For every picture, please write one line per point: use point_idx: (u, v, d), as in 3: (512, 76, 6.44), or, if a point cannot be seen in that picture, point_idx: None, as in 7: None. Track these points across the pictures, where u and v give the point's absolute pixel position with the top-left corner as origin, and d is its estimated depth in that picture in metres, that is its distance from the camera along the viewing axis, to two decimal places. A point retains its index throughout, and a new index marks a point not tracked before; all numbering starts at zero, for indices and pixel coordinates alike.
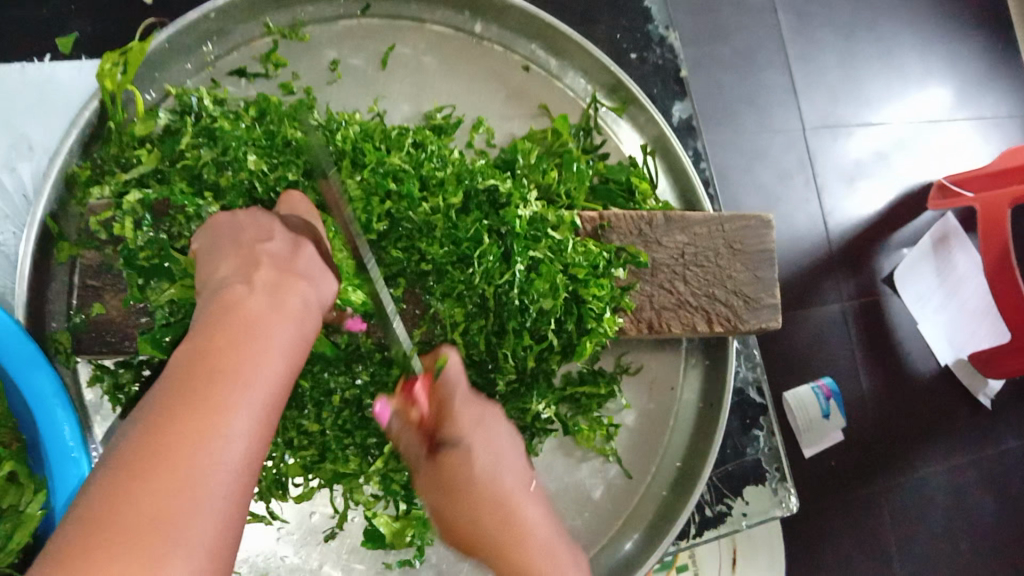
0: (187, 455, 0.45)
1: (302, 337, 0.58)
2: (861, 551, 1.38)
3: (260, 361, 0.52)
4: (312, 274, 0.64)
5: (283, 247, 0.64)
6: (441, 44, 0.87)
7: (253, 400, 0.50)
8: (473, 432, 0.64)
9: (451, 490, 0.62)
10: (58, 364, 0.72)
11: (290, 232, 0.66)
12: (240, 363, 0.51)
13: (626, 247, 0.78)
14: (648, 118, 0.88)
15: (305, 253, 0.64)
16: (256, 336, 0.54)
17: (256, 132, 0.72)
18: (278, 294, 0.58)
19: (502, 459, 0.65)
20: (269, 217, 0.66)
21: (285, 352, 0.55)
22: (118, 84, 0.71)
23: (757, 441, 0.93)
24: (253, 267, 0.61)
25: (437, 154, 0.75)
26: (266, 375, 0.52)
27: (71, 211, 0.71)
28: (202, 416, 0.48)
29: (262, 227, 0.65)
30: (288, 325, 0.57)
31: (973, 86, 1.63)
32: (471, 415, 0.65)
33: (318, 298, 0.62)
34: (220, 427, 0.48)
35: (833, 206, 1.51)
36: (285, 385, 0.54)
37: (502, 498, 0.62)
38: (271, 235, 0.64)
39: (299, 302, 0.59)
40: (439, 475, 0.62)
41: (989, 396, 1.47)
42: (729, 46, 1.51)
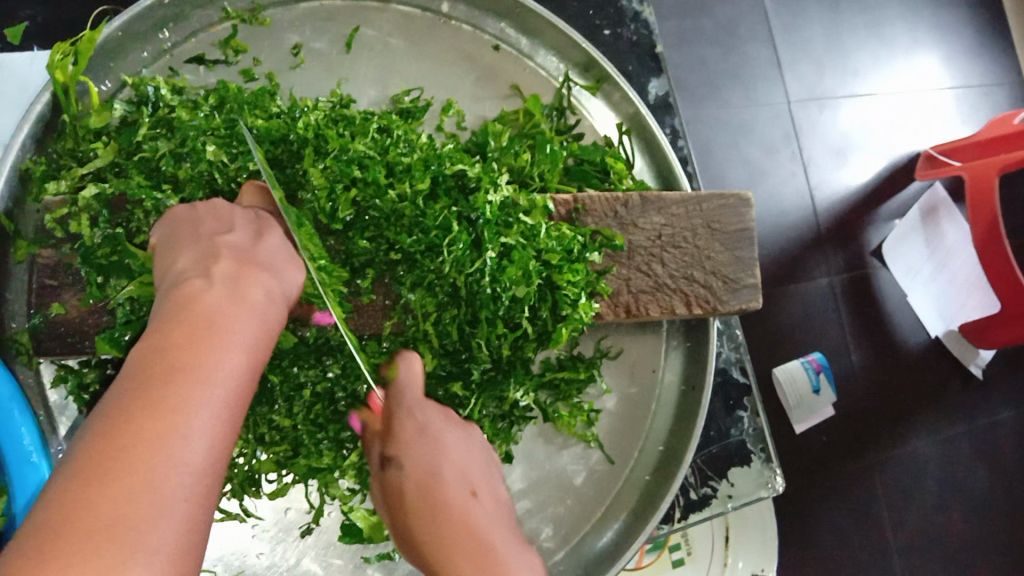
0: (144, 459, 0.44)
1: (266, 329, 0.56)
2: (852, 526, 1.38)
3: (222, 356, 0.50)
4: (276, 265, 0.61)
5: (244, 239, 0.61)
6: (407, 24, 0.84)
7: (214, 397, 0.48)
8: (419, 440, 0.66)
9: (399, 508, 0.64)
10: (19, 366, 0.71)
11: (251, 222, 0.63)
12: (200, 358, 0.49)
13: (601, 230, 0.76)
14: (623, 96, 0.86)
15: (269, 242, 0.62)
16: (218, 329, 0.52)
17: (216, 121, 0.69)
18: (241, 284, 0.56)
19: (449, 462, 0.65)
20: (230, 209, 0.64)
21: (249, 345, 0.53)
22: (70, 76, 0.68)
23: (741, 422, 0.91)
24: (212, 258, 0.58)
25: (403, 139, 0.73)
26: (228, 371, 0.50)
27: (27, 207, 0.70)
28: (160, 415, 0.46)
29: (223, 218, 0.62)
30: (252, 317, 0.55)
31: (960, 53, 1.60)
32: (412, 426, 0.67)
33: (282, 288, 0.60)
34: (180, 427, 0.46)
35: (819, 180, 1.49)
36: (249, 379, 0.52)
37: (440, 504, 0.63)
38: (231, 225, 0.62)
39: (262, 293, 0.57)
40: (390, 492, 0.65)
41: (980, 365, 1.46)
42: (711, 18, 1.48)
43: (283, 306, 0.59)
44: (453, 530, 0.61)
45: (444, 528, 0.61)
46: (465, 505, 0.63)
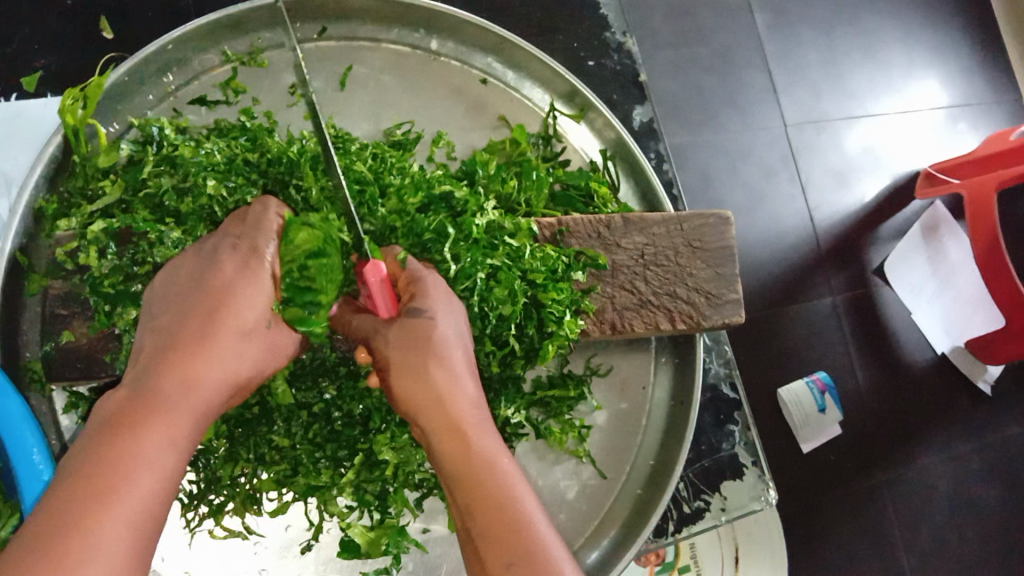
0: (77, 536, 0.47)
1: (193, 422, 0.57)
2: (865, 546, 1.37)
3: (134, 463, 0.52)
4: (217, 321, 0.60)
5: (186, 302, 0.61)
6: (399, 62, 0.89)
7: (126, 511, 0.50)
8: (442, 305, 0.66)
9: (413, 348, 0.63)
10: (34, 393, 0.74)
11: (197, 273, 0.63)
12: (115, 471, 0.51)
13: (584, 251, 0.79)
14: (605, 122, 0.90)
15: (210, 289, 0.62)
16: (134, 436, 0.53)
17: (215, 156, 0.73)
18: (169, 379, 0.57)
19: (463, 337, 0.66)
20: (179, 271, 0.64)
21: (170, 448, 0.54)
22: (80, 120, 0.72)
23: (731, 436, 0.94)
24: (148, 347, 0.59)
25: (396, 168, 0.77)
26: (142, 482, 0.51)
27: (41, 243, 0.74)
28: (67, 538, 0.47)
29: (172, 288, 0.63)
30: (175, 415, 0.55)
31: (954, 73, 1.63)
32: (440, 289, 0.67)
33: (224, 351, 0.60)
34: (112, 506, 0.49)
35: (817, 202, 1.51)
36: (168, 483, 0.53)
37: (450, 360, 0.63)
38: (178, 292, 0.62)
39: (205, 345, 0.59)
40: (402, 333, 0.64)
41: (989, 381, 1.47)
42: (706, 46, 1.51)
43: (228, 380, 0.60)
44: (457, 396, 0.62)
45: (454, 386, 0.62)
46: (466, 373, 0.64)
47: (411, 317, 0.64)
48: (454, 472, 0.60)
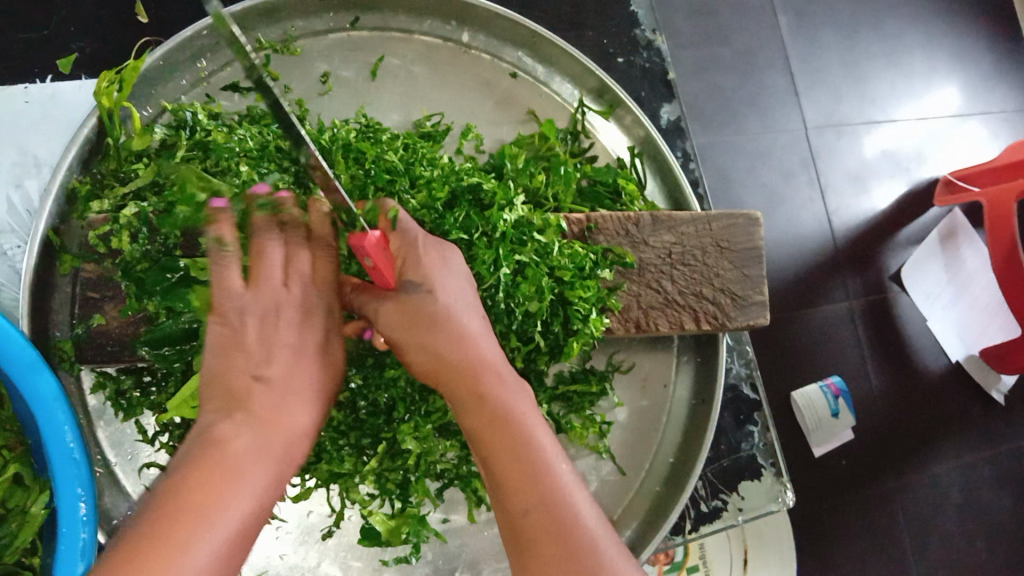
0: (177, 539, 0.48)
1: (286, 466, 0.58)
2: (874, 551, 1.37)
3: (227, 501, 0.52)
4: (305, 391, 0.62)
5: (284, 359, 0.61)
6: (430, 54, 0.89)
7: (234, 519, 0.52)
8: (437, 275, 0.65)
9: (424, 325, 0.63)
10: (62, 372, 0.74)
11: (298, 336, 0.63)
12: (213, 485, 0.52)
13: (612, 248, 0.79)
14: (635, 119, 0.90)
15: (308, 358, 0.63)
16: (244, 450, 0.55)
17: (248, 143, 0.74)
18: (268, 436, 0.57)
19: (468, 306, 0.65)
20: (275, 318, 0.63)
21: (271, 470, 0.56)
22: (115, 101, 0.73)
23: (751, 437, 0.94)
24: (248, 390, 0.59)
25: (426, 159, 0.77)
26: (234, 523, 0.51)
27: (72, 224, 0.74)
28: (179, 529, 0.49)
29: (269, 335, 0.62)
30: (265, 463, 0.56)
31: (977, 80, 1.63)
32: (433, 255, 0.66)
33: (306, 416, 0.61)
34: (211, 516, 0.50)
35: (837, 205, 1.51)
36: (268, 496, 0.55)
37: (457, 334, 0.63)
38: (275, 342, 0.62)
39: (308, 368, 0.62)
40: (407, 314, 0.64)
41: (1002, 391, 1.46)
42: (729, 47, 1.51)
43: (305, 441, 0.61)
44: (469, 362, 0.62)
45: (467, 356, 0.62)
46: (477, 340, 0.64)
47: (411, 295, 0.64)
48: (478, 433, 0.60)
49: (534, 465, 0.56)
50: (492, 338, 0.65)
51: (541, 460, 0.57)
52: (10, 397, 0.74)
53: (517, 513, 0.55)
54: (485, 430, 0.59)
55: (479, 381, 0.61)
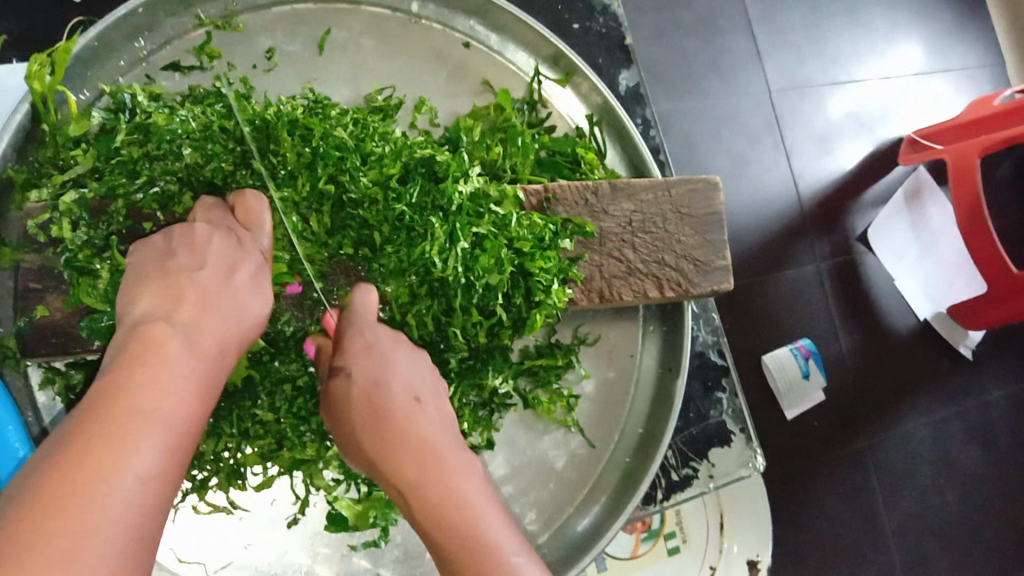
0: (137, 394, 0.52)
1: (223, 353, 0.61)
2: (848, 511, 1.38)
3: (171, 385, 0.54)
4: (238, 300, 0.64)
5: (217, 272, 0.64)
6: (378, 25, 0.87)
7: (186, 379, 0.55)
8: (373, 349, 0.68)
9: (358, 421, 0.65)
10: (8, 370, 0.72)
11: (228, 256, 0.66)
12: (159, 353, 0.55)
13: (572, 219, 0.78)
14: (592, 87, 0.88)
15: (240, 279, 0.65)
16: (186, 327, 0.59)
17: (191, 123, 0.70)
18: (201, 338, 0.59)
19: (398, 359, 0.68)
20: (207, 237, 0.65)
21: (212, 346, 0.59)
22: (47, 85, 0.70)
23: (720, 404, 0.94)
24: (181, 294, 0.61)
25: (377, 134, 0.74)
26: (174, 414, 0.53)
27: (9, 216, 0.71)
28: (136, 386, 0.52)
29: (200, 253, 0.64)
30: (204, 355, 0.58)
31: (938, 37, 1.62)
32: (361, 342, 0.69)
33: (240, 323, 0.63)
34: (166, 376, 0.54)
35: (801, 168, 1.50)
36: (214, 376, 0.59)
37: (388, 416, 0.65)
38: (208, 253, 0.64)
39: (240, 278, 0.65)
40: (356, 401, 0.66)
41: (970, 346, 1.47)
42: (689, 11, 1.49)
43: (235, 355, 0.63)
44: (398, 438, 0.63)
45: (392, 435, 0.64)
46: (414, 417, 0.65)
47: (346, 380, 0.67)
48: (374, 447, 0.64)
49: (429, 451, 0.63)
50: (420, 368, 0.69)
51: (439, 460, 0.62)
52: None
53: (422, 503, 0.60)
54: (419, 506, 0.60)
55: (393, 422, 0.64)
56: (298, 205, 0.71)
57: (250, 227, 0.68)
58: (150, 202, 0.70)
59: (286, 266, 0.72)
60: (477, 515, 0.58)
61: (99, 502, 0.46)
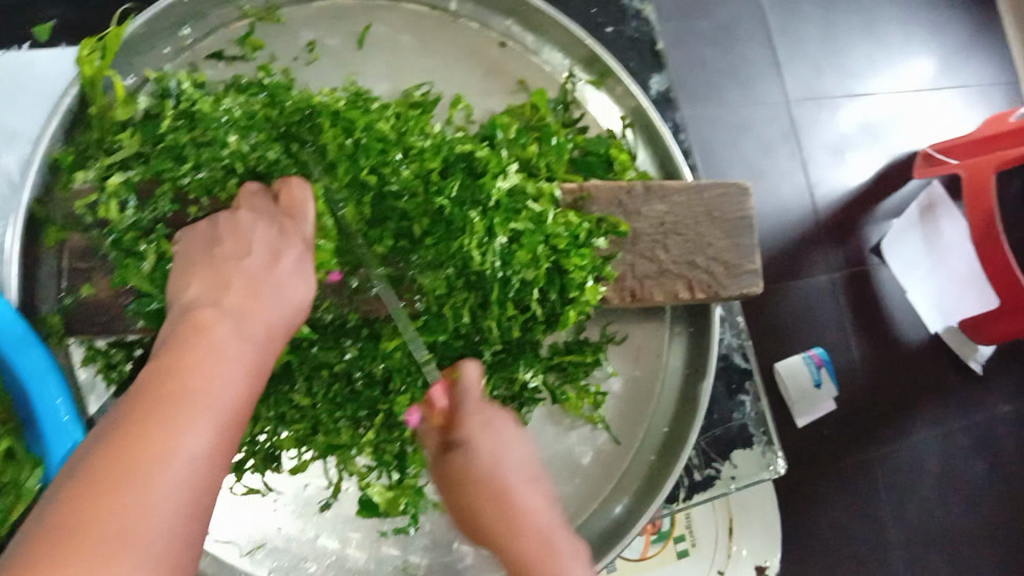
0: (191, 375, 0.54)
1: (271, 338, 0.62)
2: (856, 520, 1.39)
3: (222, 367, 0.56)
4: (283, 287, 0.65)
5: (262, 260, 0.65)
6: (417, 22, 0.88)
7: (238, 362, 0.57)
8: (483, 429, 0.71)
9: (468, 507, 0.71)
10: (51, 347, 0.72)
11: (272, 242, 0.66)
12: (210, 338, 0.57)
13: (606, 218, 0.78)
14: (626, 90, 0.88)
15: (285, 265, 0.66)
16: (234, 314, 0.60)
17: (235, 112, 0.72)
18: (248, 323, 0.60)
19: (509, 443, 0.72)
20: (252, 224, 0.67)
21: (260, 332, 0.61)
22: (97, 69, 0.70)
23: (743, 406, 0.95)
24: (227, 284, 0.63)
25: (418, 127, 0.75)
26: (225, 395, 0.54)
27: (55, 196, 0.71)
28: (189, 366, 0.54)
29: (244, 240, 0.66)
30: (253, 341, 0.60)
31: (955, 53, 1.64)
32: (477, 421, 0.71)
33: (287, 309, 0.64)
34: (217, 360, 0.56)
35: (818, 178, 1.51)
36: (263, 360, 0.60)
37: (509, 509, 0.69)
38: (253, 242, 0.66)
39: (286, 265, 0.66)
40: (460, 482, 0.71)
41: (980, 360, 1.48)
42: (711, 19, 1.50)
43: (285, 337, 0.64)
44: (523, 532, 0.68)
45: (514, 527, 0.68)
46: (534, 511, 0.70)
47: (458, 464, 0.71)
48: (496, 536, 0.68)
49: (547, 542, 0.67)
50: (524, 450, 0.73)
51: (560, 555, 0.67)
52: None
53: None
54: None
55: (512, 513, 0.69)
56: (341, 195, 0.72)
57: (296, 212, 0.69)
58: (196, 188, 0.71)
59: (329, 254, 0.71)
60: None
61: (153, 477, 0.47)
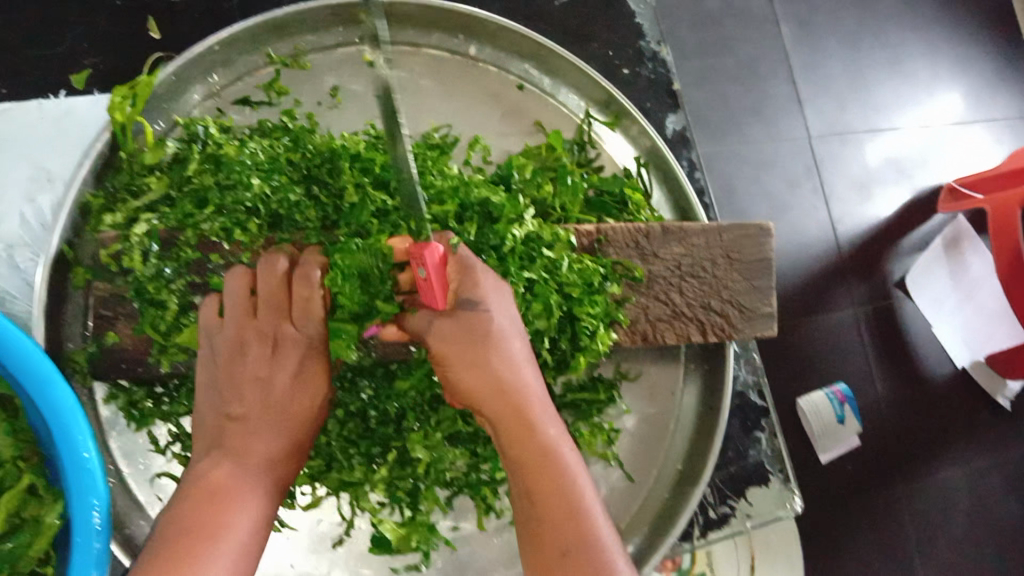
0: (207, 530, 0.61)
1: (278, 477, 0.68)
2: (882, 560, 1.36)
3: (236, 521, 0.62)
4: (281, 412, 0.69)
5: (257, 399, 0.69)
6: (437, 66, 0.90)
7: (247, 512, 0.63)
8: (494, 296, 0.69)
9: (467, 358, 0.67)
10: (76, 382, 0.76)
11: (269, 367, 0.70)
12: (227, 489, 0.64)
13: (621, 261, 0.79)
14: (640, 130, 0.91)
15: (281, 389, 0.70)
16: (248, 453, 0.67)
17: (259, 156, 0.76)
18: (251, 461, 0.66)
19: (513, 317, 0.70)
20: (248, 344, 0.70)
21: (272, 475, 0.67)
22: (127, 116, 0.75)
23: (759, 444, 0.95)
24: (224, 427, 0.68)
25: (436, 169, 0.78)
26: (238, 529, 0.62)
27: (85, 237, 0.74)
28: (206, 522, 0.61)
29: (241, 367, 0.70)
30: (260, 483, 0.66)
31: (980, 87, 1.63)
32: (491, 283, 0.69)
33: (289, 436, 0.69)
34: (231, 514, 0.62)
35: (841, 213, 1.51)
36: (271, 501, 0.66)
37: (511, 388, 0.67)
38: (248, 368, 0.70)
39: (284, 387, 0.70)
40: (460, 328, 0.67)
41: (1009, 396, 1.46)
42: (732, 57, 1.52)
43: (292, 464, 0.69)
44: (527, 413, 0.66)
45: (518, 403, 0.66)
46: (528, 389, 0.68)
47: (465, 312, 0.67)
48: (499, 407, 0.66)
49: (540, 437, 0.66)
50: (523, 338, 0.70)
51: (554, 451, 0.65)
52: (23, 409, 0.74)
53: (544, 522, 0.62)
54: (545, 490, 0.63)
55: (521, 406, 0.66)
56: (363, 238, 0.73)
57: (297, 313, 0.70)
58: (217, 231, 0.73)
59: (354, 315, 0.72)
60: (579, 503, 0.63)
61: None
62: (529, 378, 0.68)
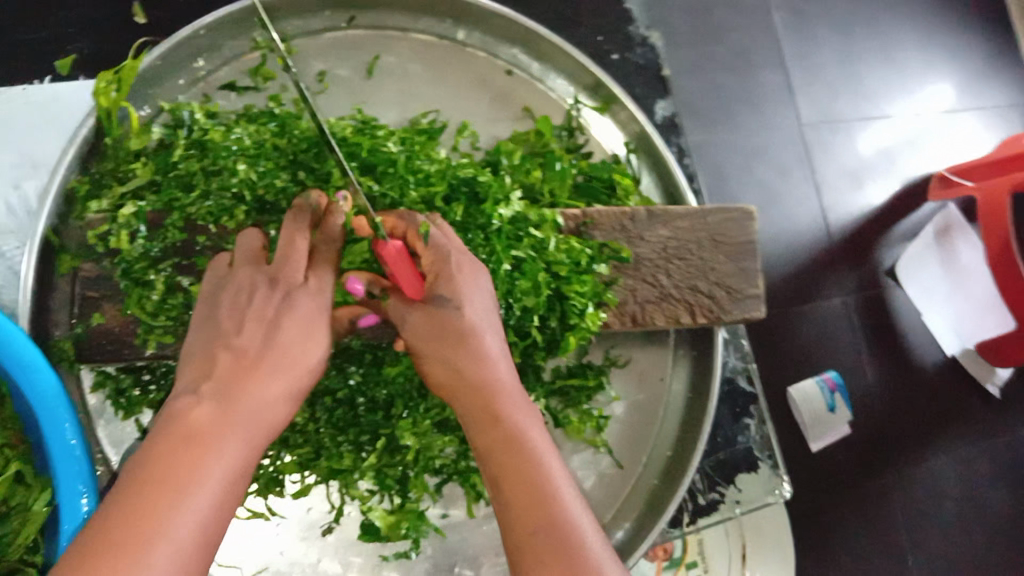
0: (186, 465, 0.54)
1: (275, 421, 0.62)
2: (873, 546, 1.37)
3: (224, 458, 0.56)
4: (285, 354, 0.64)
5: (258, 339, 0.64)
6: (425, 51, 0.90)
7: (236, 445, 0.57)
8: (466, 288, 0.67)
9: (441, 349, 0.65)
10: (62, 370, 0.75)
11: (275, 307, 0.66)
12: (213, 426, 0.57)
13: (608, 243, 0.79)
14: (630, 115, 0.90)
15: (284, 341, 0.64)
16: (243, 383, 0.60)
17: (246, 141, 0.74)
18: (241, 395, 0.60)
19: (489, 312, 0.68)
20: (253, 288, 0.66)
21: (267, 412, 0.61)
22: (112, 101, 0.74)
23: (747, 430, 0.95)
24: (217, 358, 0.62)
25: (424, 153, 0.77)
26: (223, 471, 0.55)
27: (71, 223, 0.74)
28: (183, 457, 0.54)
29: (244, 306, 0.65)
30: (252, 420, 0.59)
31: (970, 75, 1.63)
32: (465, 273, 0.68)
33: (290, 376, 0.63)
34: (213, 451, 0.56)
35: (831, 200, 1.51)
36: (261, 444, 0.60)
37: (494, 383, 0.64)
38: (249, 312, 0.65)
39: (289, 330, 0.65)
40: (434, 323, 0.66)
41: (998, 383, 1.47)
42: (723, 44, 1.51)
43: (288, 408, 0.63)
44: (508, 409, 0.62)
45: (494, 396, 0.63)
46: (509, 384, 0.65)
47: (438, 309, 0.66)
48: (476, 397, 0.63)
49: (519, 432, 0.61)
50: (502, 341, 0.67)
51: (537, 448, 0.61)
52: (9, 395, 0.74)
53: (523, 529, 0.57)
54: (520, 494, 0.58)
55: (497, 398, 0.63)
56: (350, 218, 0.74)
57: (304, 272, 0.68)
58: (205, 215, 0.73)
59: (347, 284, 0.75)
60: (560, 496, 0.58)
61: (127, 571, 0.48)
62: (510, 374, 0.65)
